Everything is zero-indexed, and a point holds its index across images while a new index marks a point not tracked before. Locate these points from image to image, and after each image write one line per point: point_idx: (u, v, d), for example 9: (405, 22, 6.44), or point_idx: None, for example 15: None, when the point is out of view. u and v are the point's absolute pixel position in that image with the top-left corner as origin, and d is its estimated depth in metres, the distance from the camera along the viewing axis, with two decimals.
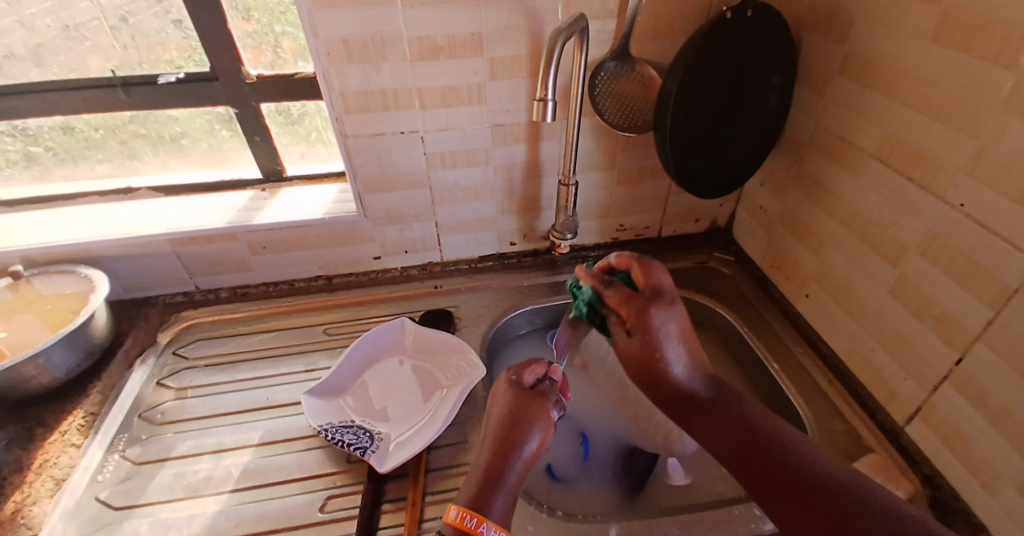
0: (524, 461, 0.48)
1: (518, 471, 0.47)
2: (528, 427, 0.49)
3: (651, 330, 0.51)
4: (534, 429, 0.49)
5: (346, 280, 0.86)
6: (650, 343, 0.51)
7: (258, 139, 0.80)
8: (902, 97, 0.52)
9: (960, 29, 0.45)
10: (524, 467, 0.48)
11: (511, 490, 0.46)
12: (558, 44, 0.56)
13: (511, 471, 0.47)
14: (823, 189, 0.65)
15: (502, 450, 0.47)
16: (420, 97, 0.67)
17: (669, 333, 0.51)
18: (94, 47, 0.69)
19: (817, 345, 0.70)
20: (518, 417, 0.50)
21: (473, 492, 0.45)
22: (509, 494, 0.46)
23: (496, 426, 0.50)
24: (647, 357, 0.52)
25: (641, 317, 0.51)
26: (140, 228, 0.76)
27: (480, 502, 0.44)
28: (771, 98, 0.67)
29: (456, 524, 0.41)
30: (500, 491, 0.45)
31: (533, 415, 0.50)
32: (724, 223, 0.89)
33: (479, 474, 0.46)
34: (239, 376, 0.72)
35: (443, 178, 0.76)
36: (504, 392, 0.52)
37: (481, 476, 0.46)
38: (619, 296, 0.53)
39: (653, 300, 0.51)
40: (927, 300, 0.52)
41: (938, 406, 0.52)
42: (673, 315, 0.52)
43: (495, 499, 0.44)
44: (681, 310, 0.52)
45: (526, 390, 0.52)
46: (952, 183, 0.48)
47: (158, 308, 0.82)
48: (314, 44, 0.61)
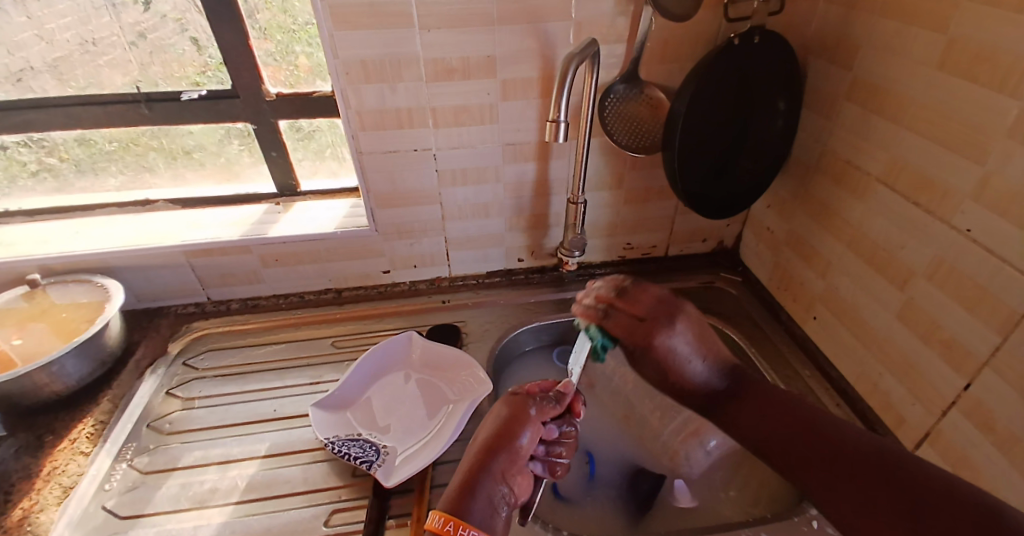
0: (504, 464, 0.46)
1: (499, 475, 0.46)
2: (511, 430, 0.48)
3: (664, 352, 0.51)
4: (517, 431, 0.48)
5: (355, 293, 0.87)
6: (670, 359, 0.52)
7: (275, 154, 0.82)
8: (908, 123, 0.53)
9: (965, 58, 0.46)
10: (509, 480, 0.46)
11: (493, 496, 0.44)
12: (571, 67, 0.58)
13: (490, 476, 0.45)
14: (830, 212, 0.65)
15: (482, 456, 0.46)
16: (433, 116, 0.69)
17: (682, 347, 0.51)
18: (114, 62, 0.72)
19: (824, 368, 0.69)
20: (511, 428, 0.48)
21: (450, 497, 0.44)
22: (492, 504, 0.44)
23: (480, 436, 0.49)
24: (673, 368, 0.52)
25: (648, 343, 0.51)
26: (155, 239, 0.78)
27: (461, 507, 0.42)
28: (778, 122, 0.68)
29: (436, 530, 0.39)
30: (478, 495, 0.44)
31: (516, 419, 0.49)
32: (731, 244, 0.90)
33: (458, 481, 0.45)
34: (247, 388, 0.73)
35: (454, 195, 0.77)
36: (502, 404, 0.52)
37: (466, 481, 0.45)
38: (621, 324, 0.52)
39: (659, 324, 0.51)
40: (934, 324, 0.52)
41: (947, 431, 0.52)
42: (680, 330, 0.51)
43: (478, 507, 0.43)
44: (684, 319, 0.52)
45: (512, 397, 0.52)
46: (958, 208, 0.48)
47: (169, 318, 0.83)
48: (334, 64, 0.63)
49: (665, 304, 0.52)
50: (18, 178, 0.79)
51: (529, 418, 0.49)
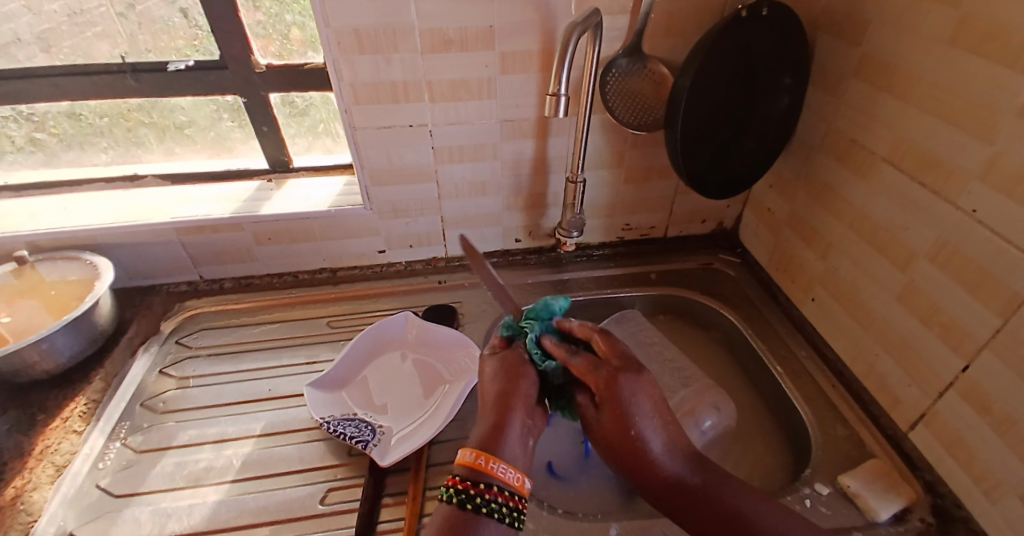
0: (525, 403, 0.47)
1: (522, 414, 0.47)
2: (517, 374, 0.49)
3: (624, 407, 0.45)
4: (524, 374, 0.49)
5: (351, 272, 0.86)
6: (621, 420, 0.45)
7: (266, 129, 0.80)
8: (916, 101, 0.51)
9: (978, 34, 0.44)
10: (529, 415, 0.47)
11: (521, 429, 0.46)
12: (573, 38, 0.55)
13: (514, 415, 0.46)
14: (832, 192, 0.64)
15: (502, 403, 0.47)
16: (429, 90, 0.67)
17: (645, 409, 0.45)
18: (103, 34, 0.69)
19: (821, 349, 0.69)
20: (514, 372, 0.49)
21: (481, 437, 0.45)
22: (521, 438, 0.46)
23: (491, 389, 0.49)
24: (614, 437, 0.46)
25: (608, 386, 0.46)
26: (146, 215, 0.76)
27: (493, 444, 0.44)
28: (783, 100, 0.66)
29: (470, 463, 0.42)
30: (509, 434, 0.45)
31: (519, 364, 0.50)
32: (730, 225, 0.89)
33: (487, 423, 0.46)
34: (241, 367, 0.72)
35: (450, 172, 0.76)
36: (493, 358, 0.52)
37: (491, 423, 0.46)
38: (583, 363, 0.47)
39: (621, 368, 0.47)
40: (935, 307, 0.51)
41: (943, 412, 0.52)
42: (640, 388, 0.46)
43: (509, 442, 0.45)
44: (644, 388, 0.46)
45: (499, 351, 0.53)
46: (964, 189, 0.47)
47: (161, 296, 0.82)
48: (325, 33, 0.60)
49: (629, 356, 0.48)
50: (5, 153, 0.77)
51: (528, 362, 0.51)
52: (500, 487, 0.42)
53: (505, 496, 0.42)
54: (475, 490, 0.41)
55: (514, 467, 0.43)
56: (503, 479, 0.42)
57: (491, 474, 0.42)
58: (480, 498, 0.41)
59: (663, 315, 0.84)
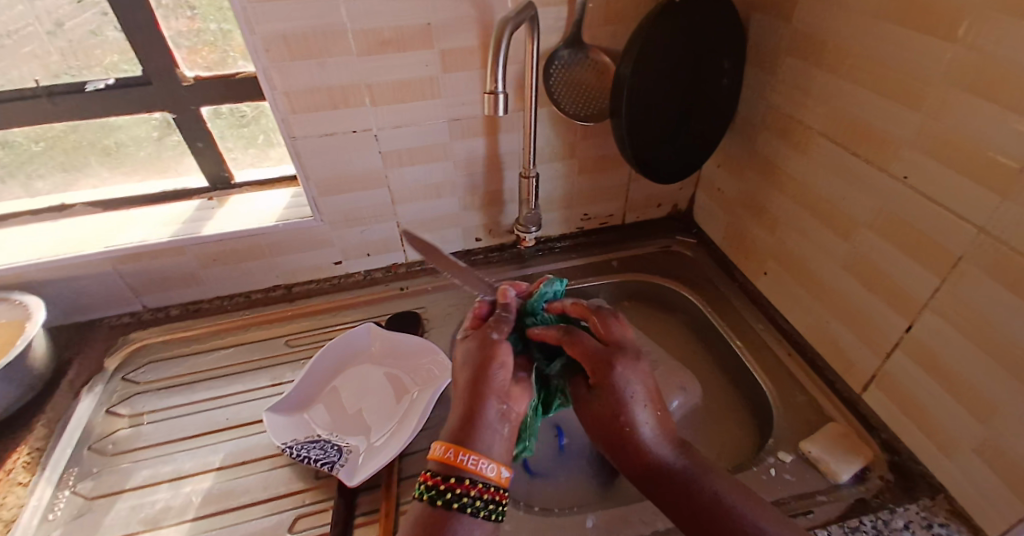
0: (500, 388, 0.45)
1: (497, 400, 0.45)
2: (490, 356, 0.47)
3: (614, 394, 0.46)
4: (496, 356, 0.47)
5: (306, 287, 0.83)
6: (610, 404, 0.47)
7: (201, 145, 0.76)
8: (847, 74, 0.53)
9: (900, 5, 0.46)
10: (503, 399, 0.46)
11: (496, 415, 0.45)
12: (506, 32, 0.54)
13: (489, 402, 0.44)
14: (776, 168, 0.66)
15: (473, 389, 0.45)
16: (370, 93, 0.65)
17: (636, 394, 0.46)
18: (25, 55, 0.64)
19: (777, 320, 0.71)
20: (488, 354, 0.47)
21: (453, 430, 0.44)
22: (496, 424, 0.44)
23: (463, 375, 0.47)
24: (607, 421, 0.47)
25: (602, 373, 0.47)
26: (78, 247, 0.71)
27: (464, 436, 0.43)
28: (723, 81, 0.67)
29: (439, 458, 0.42)
30: (482, 423, 0.44)
31: (488, 346, 0.47)
32: (685, 207, 0.90)
33: (459, 414, 0.44)
34: (196, 397, 0.69)
35: (402, 176, 0.74)
36: (466, 341, 0.50)
37: (463, 413, 0.44)
38: (579, 347, 0.48)
39: (617, 355, 0.47)
40: (877, 273, 0.53)
41: (893, 373, 0.54)
42: (634, 376, 0.47)
43: (482, 432, 0.43)
44: (637, 376, 0.47)
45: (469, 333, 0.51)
46: (896, 156, 0.49)
47: (103, 331, 0.77)
48: (251, 40, 0.57)
49: (629, 344, 0.48)
50: None
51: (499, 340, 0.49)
52: (473, 480, 0.41)
53: (479, 489, 0.41)
54: (446, 484, 0.41)
55: (490, 459, 0.43)
56: (475, 470, 0.42)
57: (462, 468, 0.41)
58: (451, 494, 0.41)
59: (628, 302, 0.85)
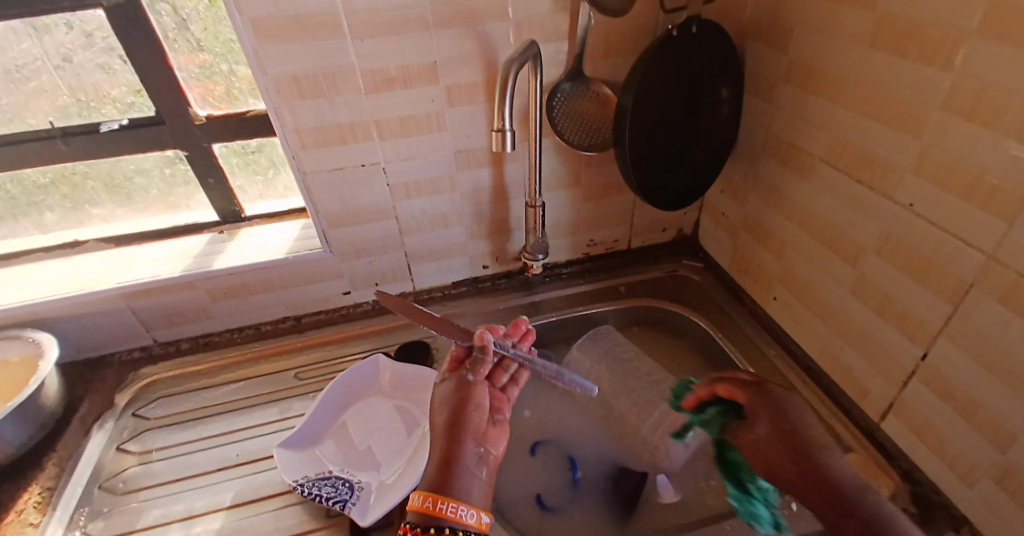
0: (475, 432, 0.47)
1: (474, 445, 0.46)
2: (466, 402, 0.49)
3: (782, 408, 0.50)
4: (471, 402, 0.49)
5: (315, 318, 0.83)
6: (779, 420, 0.49)
7: (212, 181, 0.78)
8: (846, 102, 0.53)
9: (895, 36, 0.46)
10: (479, 444, 0.47)
11: (473, 461, 0.45)
12: (512, 71, 0.55)
13: (466, 446, 0.46)
14: (780, 194, 0.66)
15: (449, 432, 0.46)
16: (377, 128, 0.66)
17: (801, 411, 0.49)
18: (41, 96, 0.67)
19: (788, 346, 0.70)
20: (464, 400, 0.49)
21: (431, 476, 0.43)
22: (474, 469, 0.45)
23: (439, 419, 0.48)
24: (779, 444, 0.48)
25: (762, 395, 0.51)
26: (89, 284, 0.72)
27: (443, 480, 0.42)
28: (723, 110, 0.69)
29: (417, 508, 0.40)
30: (459, 466, 0.44)
31: (464, 387, 0.51)
32: (690, 231, 0.90)
33: (436, 459, 0.45)
34: (206, 434, 0.69)
35: (409, 207, 0.75)
36: (443, 387, 0.52)
37: (440, 458, 0.45)
38: (730, 387, 0.54)
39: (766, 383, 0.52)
40: (887, 298, 0.53)
41: (910, 401, 0.53)
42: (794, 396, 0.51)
43: (461, 477, 0.43)
44: (787, 398, 0.50)
45: (447, 377, 0.54)
46: (899, 183, 0.49)
47: (114, 366, 0.77)
48: (263, 81, 0.59)
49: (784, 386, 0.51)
50: None
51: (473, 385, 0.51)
52: (454, 530, 0.39)
53: None
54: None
55: (470, 505, 0.41)
56: (454, 519, 0.39)
57: (441, 516, 0.39)
58: None
59: (637, 327, 0.84)
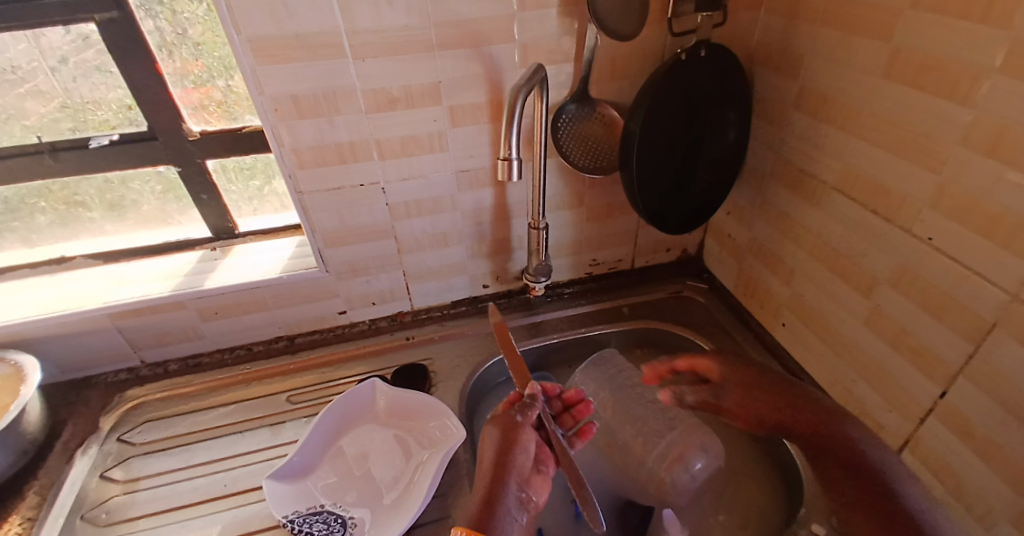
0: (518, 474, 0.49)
1: (516, 489, 0.48)
2: (512, 440, 0.52)
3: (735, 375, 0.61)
4: (517, 442, 0.52)
5: (309, 339, 0.81)
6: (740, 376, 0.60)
7: (206, 197, 0.76)
8: (859, 132, 0.53)
9: (910, 68, 0.46)
10: (521, 488, 0.49)
11: (514, 504, 0.47)
12: (519, 98, 0.54)
13: (509, 487, 0.48)
14: (789, 220, 0.65)
15: (495, 471, 0.48)
16: (379, 148, 0.64)
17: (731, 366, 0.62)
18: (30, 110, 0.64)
19: (797, 374, 0.69)
20: (511, 438, 0.52)
21: (472, 513, 0.45)
22: (515, 510, 0.46)
23: (485, 457, 0.51)
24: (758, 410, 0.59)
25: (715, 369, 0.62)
26: (76, 302, 0.70)
27: (482, 519, 0.44)
28: (730, 133, 0.68)
29: None
30: (500, 507, 0.46)
31: (512, 429, 0.53)
32: (693, 251, 0.90)
33: (478, 498, 0.47)
34: (194, 462, 0.66)
35: (409, 227, 0.73)
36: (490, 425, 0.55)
37: (482, 497, 0.47)
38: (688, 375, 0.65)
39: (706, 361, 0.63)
40: (903, 332, 0.52)
41: (925, 438, 0.52)
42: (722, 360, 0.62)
43: (502, 517, 0.45)
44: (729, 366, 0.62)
45: (496, 417, 0.56)
46: (917, 217, 0.48)
47: (99, 389, 0.74)
48: (261, 101, 0.57)
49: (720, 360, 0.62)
50: None
51: (521, 425, 0.54)
52: None
53: None
54: None
55: None
56: None
57: None
58: None
59: (640, 350, 0.83)
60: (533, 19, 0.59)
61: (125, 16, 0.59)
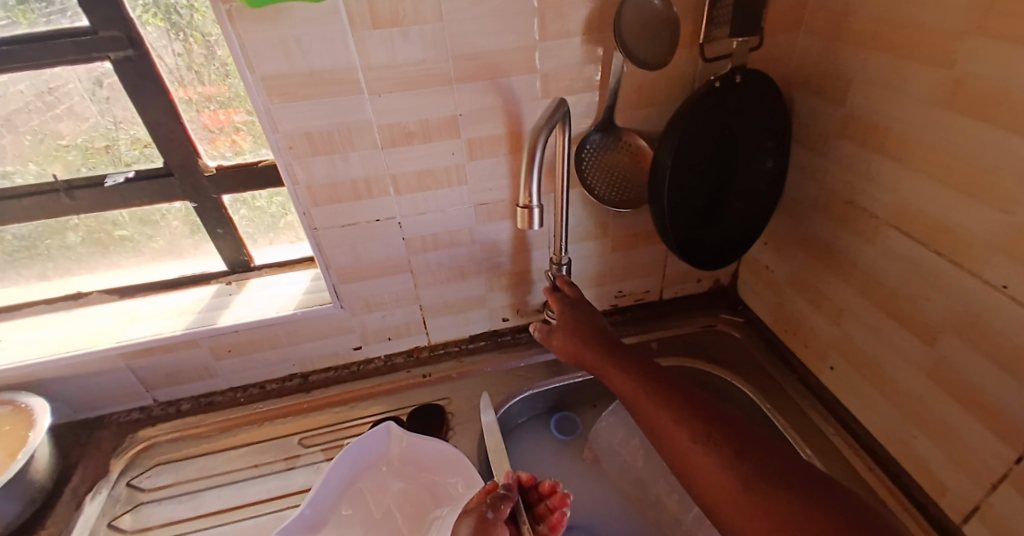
0: None
1: None
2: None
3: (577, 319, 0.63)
4: None
5: (323, 376, 0.78)
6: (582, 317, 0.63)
7: (221, 231, 0.74)
8: (916, 165, 0.48)
9: (976, 97, 0.41)
10: None
11: None
12: (540, 140, 0.50)
13: None
14: (836, 256, 0.60)
15: None
16: (394, 183, 0.62)
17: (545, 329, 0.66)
18: (48, 151, 0.64)
19: (848, 423, 0.64)
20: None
21: None
22: None
23: None
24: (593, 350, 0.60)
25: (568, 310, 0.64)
26: (90, 340, 0.69)
27: None
28: (767, 162, 0.64)
29: None
30: None
31: (484, 526, 0.46)
32: (726, 281, 0.85)
33: None
34: (203, 511, 0.64)
35: (425, 261, 0.70)
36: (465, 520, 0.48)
37: None
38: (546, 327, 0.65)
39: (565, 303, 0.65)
40: (971, 388, 0.47)
41: (997, 507, 0.46)
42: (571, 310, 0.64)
43: None
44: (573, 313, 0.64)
45: (468, 512, 0.49)
46: (987, 261, 0.43)
47: (111, 429, 0.73)
48: (274, 139, 0.55)
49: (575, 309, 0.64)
50: None
51: (492, 521, 0.47)
52: None
53: None
54: None
55: None
56: None
57: None
58: None
59: None
60: (555, 48, 0.56)
61: (141, 54, 0.58)
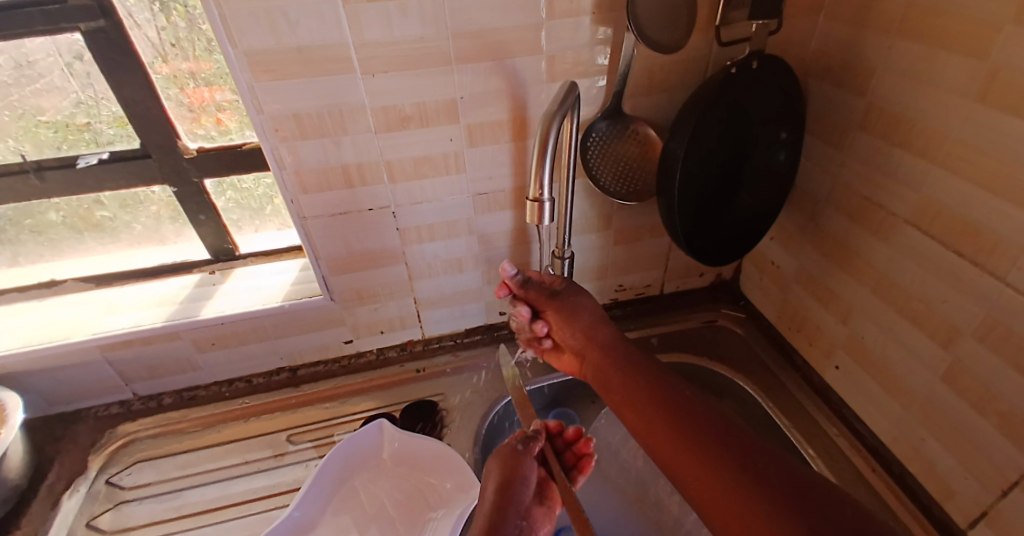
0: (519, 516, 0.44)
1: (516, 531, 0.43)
2: (512, 485, 0.45)
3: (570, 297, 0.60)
4: (518, 480, 0.46)
5: (313, 370, 0.75)
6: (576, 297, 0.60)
7: (203, 217, 0.70)
8: (941, 160, 0.45)
9: (1012, 90, 0.39)
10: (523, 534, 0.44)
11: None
12: (553, 127, 0.47)
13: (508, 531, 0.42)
14: (849, 253, 0.58)
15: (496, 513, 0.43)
16: (389, 169, 0.58)
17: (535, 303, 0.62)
18: (16, 131, 0.59)
19: (853, 424, 0.63)
20: (512, 476, 0.46)
21: None
22: None
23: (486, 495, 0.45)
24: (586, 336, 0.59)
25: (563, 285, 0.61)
26: (66, 331, 0.65)
27: None
28: (780, 155, 0.61)
29: None
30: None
31: (512, 461, 0.47)
32: (729, 275, 0.82)
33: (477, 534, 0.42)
34: (186, 511, 0.61)
35: (421, 252, 0.67)
36: (493, 458, 0.48)
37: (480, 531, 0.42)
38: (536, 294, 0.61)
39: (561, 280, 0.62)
40: (988, 392, 0.45)
41: (1007, 514, 0.45)
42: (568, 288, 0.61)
43: None
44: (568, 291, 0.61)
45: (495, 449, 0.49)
46: (1014, 263, 0.41)
47: (88, 423, 0.69)
48: (260, 120, 0.51)
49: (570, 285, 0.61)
50: None
51: (520, 453, 0.48)
52: None
53: None
54: None
55: None
56: None
57: None
58: None
59: None
60: (563, 29, 0.52)
61: (114, 25, 0.53)
